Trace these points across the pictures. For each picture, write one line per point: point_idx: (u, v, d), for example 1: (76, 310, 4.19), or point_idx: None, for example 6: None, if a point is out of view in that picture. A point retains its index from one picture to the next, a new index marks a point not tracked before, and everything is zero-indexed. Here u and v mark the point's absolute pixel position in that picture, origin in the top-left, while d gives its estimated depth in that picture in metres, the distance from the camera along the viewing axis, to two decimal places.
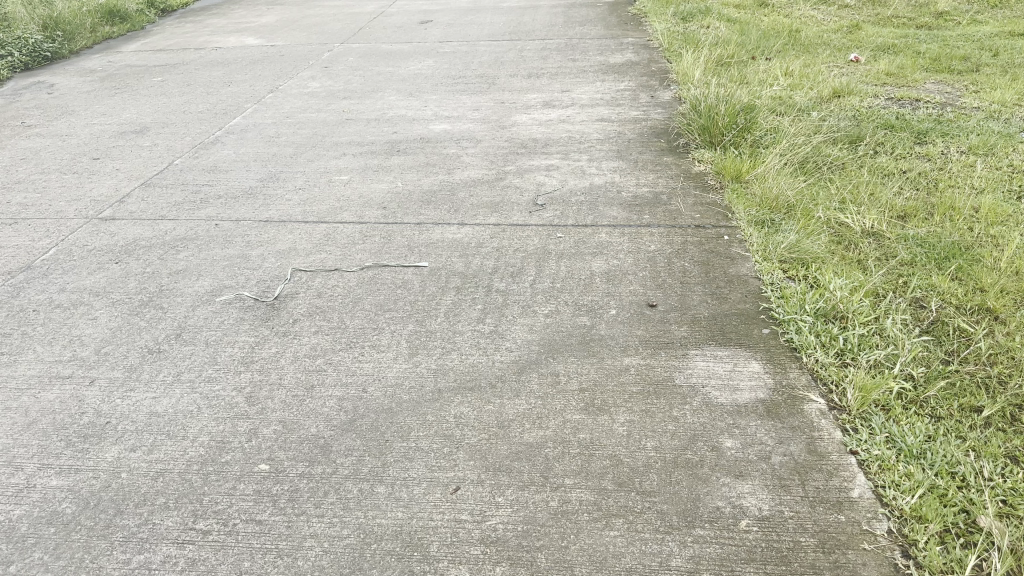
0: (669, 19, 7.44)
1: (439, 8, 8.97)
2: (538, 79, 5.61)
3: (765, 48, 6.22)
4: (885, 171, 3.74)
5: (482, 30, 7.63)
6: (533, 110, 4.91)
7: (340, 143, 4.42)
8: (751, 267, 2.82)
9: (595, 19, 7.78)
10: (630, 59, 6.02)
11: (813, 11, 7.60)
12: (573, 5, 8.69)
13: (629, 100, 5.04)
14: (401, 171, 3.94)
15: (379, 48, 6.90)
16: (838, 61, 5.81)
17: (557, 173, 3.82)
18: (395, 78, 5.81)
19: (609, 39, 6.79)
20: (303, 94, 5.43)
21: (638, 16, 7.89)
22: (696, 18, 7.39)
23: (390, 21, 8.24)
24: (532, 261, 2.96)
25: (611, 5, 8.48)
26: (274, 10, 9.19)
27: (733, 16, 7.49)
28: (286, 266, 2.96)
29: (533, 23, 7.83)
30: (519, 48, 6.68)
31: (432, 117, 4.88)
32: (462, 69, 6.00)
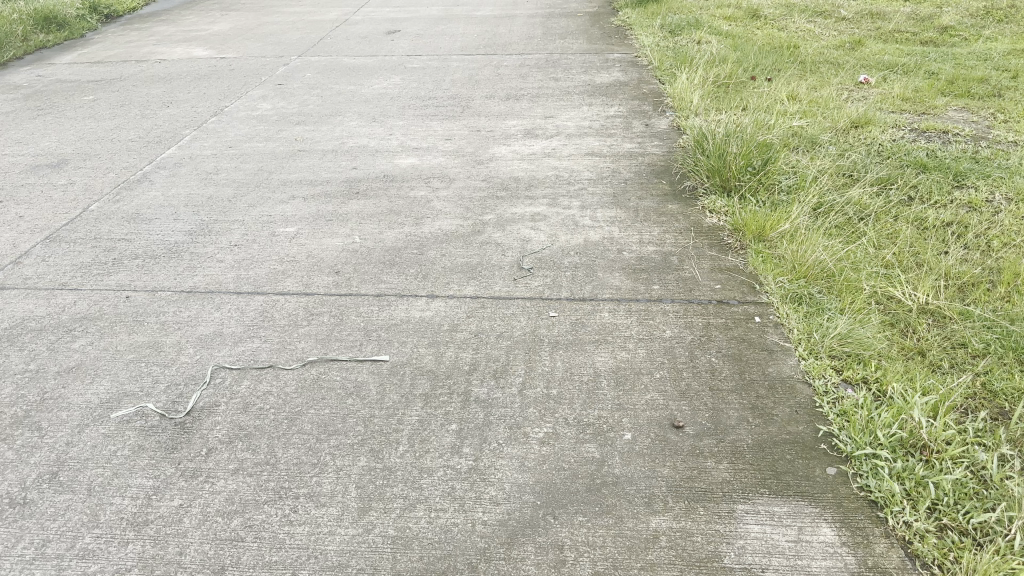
0: (656, 32, 6.90)
1: (408, 16, 8.34)
2: (517, 102, 5.03)
3: (765, 68, 5.71)
4: (927, 223, 3.21)
5: (454, 42, 7.02)
6: (512, 141, 4.32)
7: (288, 181, 3.78)
8: (794, 365, 2.27)
9: (577, 31, 7.21)
10: (618, 79, 5.47)
11: (810, 25, 7.11)
12: (552, 15, 8.10)
13: (621, 128, 4.47)
14: (359, 220, 3.33)
15: (341, 62, 6.28)
16: (846, 83, 5.30)
17: (544, 226, 3.25)
18: (357, 99, 5.19)
19: (593, 55, 6.23)
20: (252, 118, 4.79)
21: (622, 28, 7.35)
22: (686, 31, 6.86)
23: (354, 30, 7.60)
24: (520, 351, 2.37)
25: (592, 15, 7.92)
26: (228, 17, 8.49)
27: (723, 29, 6.96)
28: (206, 361, 2.34)
29: (509, 34, 7.25)
30: (494, 64, 6.09)
31: (398, 148, 4.28)
32: (432, 89, 5.39)
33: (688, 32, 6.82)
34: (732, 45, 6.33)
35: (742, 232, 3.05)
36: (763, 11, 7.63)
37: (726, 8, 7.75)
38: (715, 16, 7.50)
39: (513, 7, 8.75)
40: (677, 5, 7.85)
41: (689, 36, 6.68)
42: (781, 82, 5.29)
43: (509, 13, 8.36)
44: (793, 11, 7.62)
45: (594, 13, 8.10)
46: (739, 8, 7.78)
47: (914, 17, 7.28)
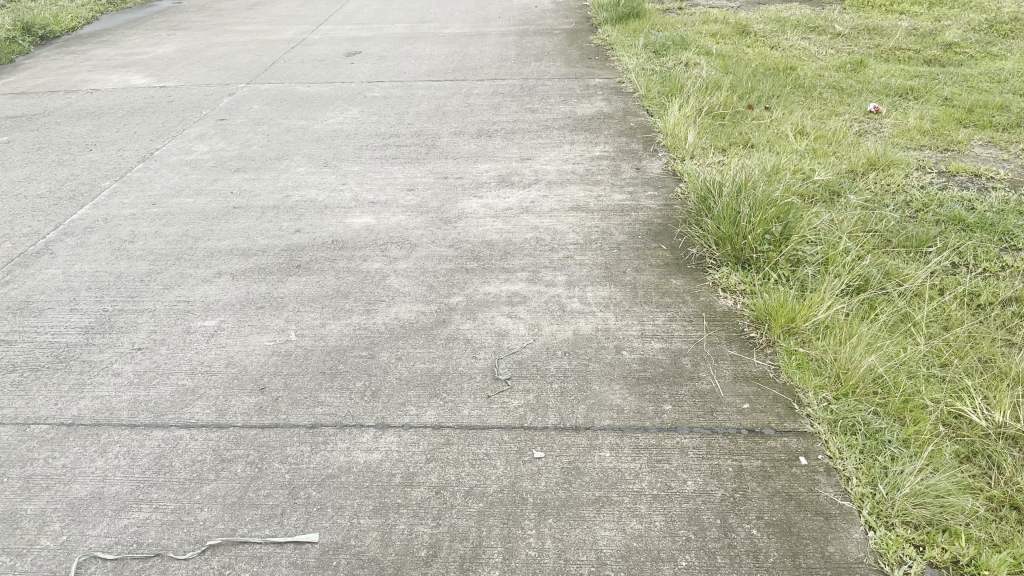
0: (641, 53, 6.39)
1: (370, 35, 7.75)
2: (488, 143, 4.47)
3: (762, 97, 5.21)
4: (984, 300, 2.66)
5: (420, 65, 6.45)
6: (483, 193, 3.76)
7: (215, 250, 3.18)
8: (862, 540, 1.70)
9: (553, 53, 6.66)
10: (601, 110, 5.00)
11: (804, 43, 6.63)
12: (526, 33, 7.55)
13: (607, 176, 3.92)
14: (297, 305, 2.74)
15: (294, 91, 5.72)
16: (854, 113, 4.81)
17: (523, 311, 2.67)
18: (307, 138, 4.60)
19: (570, 83, 5.68)
20: (185, 164, 4.19)
21: (603, 47, 6.82)
22: (672, 52, 6.35)
23: (310, 51, 7.00)
24: (496, 517, 1.79)
25: (569, 33, 7.40)
26: (175, 38, 7.84)
27: (710, 49, 6.46)
28: (72, 548, 1.77)
29: (479, 55, 6.70)
30: (463, 94, 5.52)
31: (351, 201, 3.68)
32: (393, 127, 4.81)
33: (676, 53, 6.30)
34: (723, 69, 5.83)
35: (767, 322, 2.50)
36: (752, 28, 7.15)
37: (711, 25, 7.26)
38: (702, 33, 7.00)
39: (484, 23, 8.19)
40: (659, 22, 7.34)
41: (676, 58, 6.17)
42: (781, 115, 4.80)
43: (479, 30, 7.79)
44: (784, 27, 7.15)
45: (570, 31, 7.56)
46: (726, 25, 7.29)
47: (913, 34, 6.84)
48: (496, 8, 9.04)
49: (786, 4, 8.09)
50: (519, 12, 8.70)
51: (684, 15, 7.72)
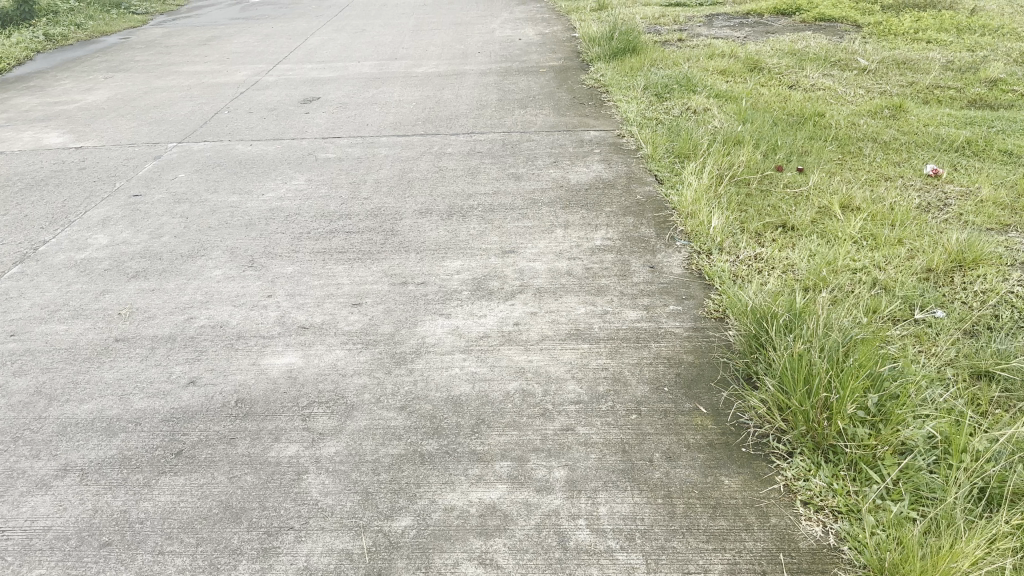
0: (642, 97, 5.57)
1: (333, 76, 6.89)
2: (459, 229, 3.59)
3: (792, 156, 4.37)
4: None
5: (385, 114, 5.58)
6: (450, 308, 2.87)
7: (71, 425, 2.31)
8: None
9: (539, 99, 5.82)
10: (600, 177, 4.16)
11: (827, 81, 5.82)
12: (509, 72, 6.73)
13: (614, 279, 3.03)
14: (162, 539, 1.85)
15: (232, 151, 4.85)
16: (909, 180, 3.98)
17: (503, 549, 1.76)
18: (235, 222, 3.72)
19: (559, 140, 4.82)
20: (70, 268, 3.31)
21: (596, 88, 6.00)
22: (678, 97, 5.54)
23: (261, 97, 6.13)
24: None
25: (558, 73, 6.58)
26: (112, 81, 6.95)
27: (722, 93, 5.66)
28: None
29: (455, 101, 5.85)
30: (432, 155, 4.66)
31: (275, 325, 2.78)
32: (345, 203, 3.92)
33: (683, 97, 5.49)
34: (740, 119, 5.01)
35: None
36: (765, 64, 6.35)
37: (718, 60, 6.47)
38: (709, 72, 6.20)
39: (461, 59, 7.35)
40: (659, 58, 6.55)
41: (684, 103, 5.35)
42: (821, 183, 3.96)
43: (455, 69, 6.96)
44: (801, 62, 6.35)
45: (558, 70, 6.74)
46: (735, 60, 6.50)
47: (950, 68, 6.06)
48: (475, 40, 8.21)
49: (797, 34, 7.32)
50: (501, 46, 7.89)
51: (686, 48, 6.93)
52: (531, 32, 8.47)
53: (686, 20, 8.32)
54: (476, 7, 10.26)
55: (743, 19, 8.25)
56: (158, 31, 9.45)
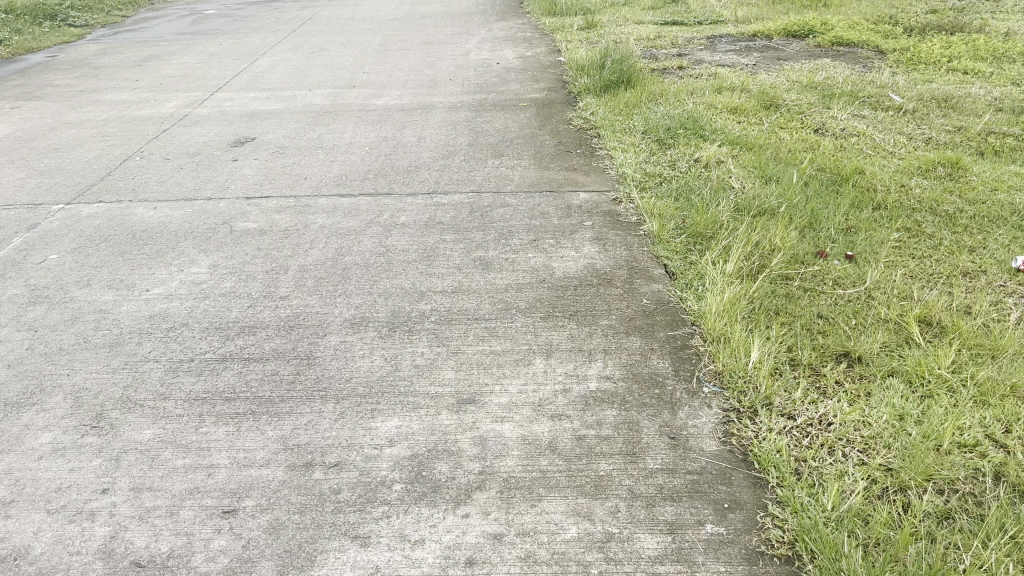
0: (643, 149, 4.69)
1: (277, 108, 5.93)
2: (400, 354, 2.62)
3: (836, 236, 3.48)
4: None
5: (329, 165, 4.63)
6: (369, 521, 1.89)
7: None
8: None
9: (516, 147, 4.89)
10: (593, 268, 3.22)
11: (860, 126, 4.94)
12: (483, 107, 5.86)
13: (618, 461, 2.06)
14: None
15: (127, 218, 3.89)
16: (997, 278, 3.08)
17: None
18: (96, 341, 2.76)
19: (538, 210, 3.88)
20: None
21: (585, 129, 5.21)
22: (684, 149, 4.65)
23: (186, 139, 5.17)
24: None
25: (539, 111, 5.72)
26: (16, 113, 5.94)
27: (735, 143, 4.79)
28: None
29: (416, 146, 4.94)
30: (379, 229, 3.71)
31: (95, 561, 1.83)
32: (251, 307, 2.96)
33: (691, 150, 4.61)
34: (763, 183, 4.13)
35: None
36: (782, 101, 5.47)
37: (726, 97, 5.60)
38: (718, 113, 5.32)
39: (428, 88, 6.42)
40: (658, 95, 5.67)
41: (692, 160, 4.47)
42: (882, 282, 3.06)
43: (420, 103, 6.02)
44: (823, 100, 5.47)
45: (540, 106, 5.83)
46: (747, 96, 5.63)
47: (1001, 108, 5.18)
48: (447, 64, 7.28)
49: (814, 62, 6.51)
50: (476, 71, 6.98)
51: (688, 80, 6.06)
52: (511, 55, 7.55)
53: (685, 43, 7.44)
54: (452, 23, 9.34)
55: (749, 41, 7.37)
56: (92, 48, 8.44)
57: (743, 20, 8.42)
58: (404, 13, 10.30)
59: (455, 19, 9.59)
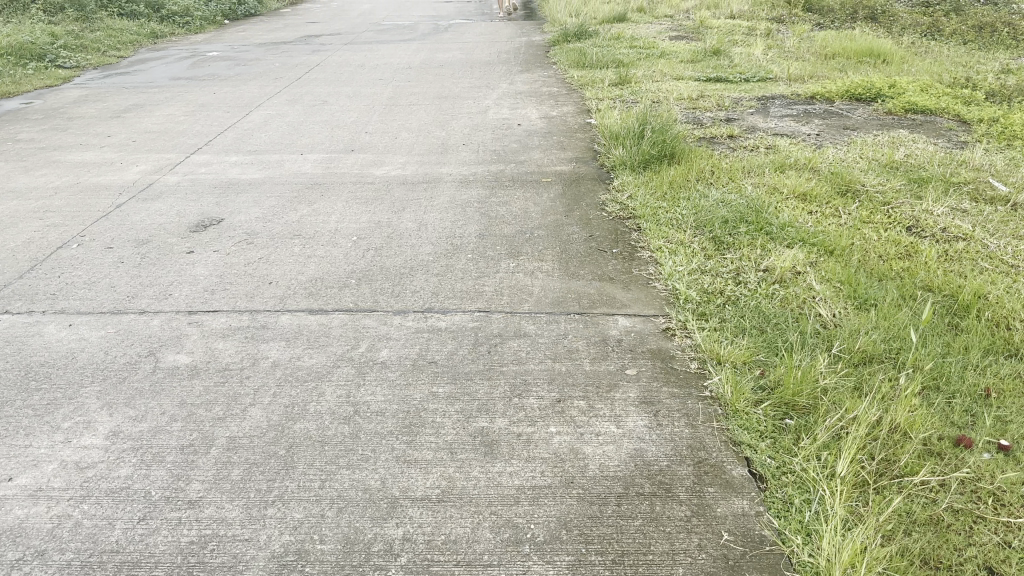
0: (696, 250, 3.79)
1: (258, 177, 5.09)
2: None
3: (977, 408, 2.55)
4: None
5: (305, 261, 3.75)
6: None
7: None
8: None
9: (537, 242, 3.98)
10: (642, 459, 2.27)
11: (964, 226, 4.05)
12: (499, 183, 4.99)
13: None
14: None
15: (28, 341, 3.04)
16: None
17: None
18: None
19: (564, 345, 2.94)
20: None
21: (622, 216, 4.32)
22: (749, 253, 3.76)
23: (140, 220, 4.33)
24: None
25: (566, 189, 4.83)
26: None
27: (811, 245, 3.90)
28: None
29: (414, 238, 4.06)
30: (350, 370, 2.77)
31: None
32: (143, 524, 2.07)
33: (757, 256, 3.72)
34: (857, 311, 3.23)
35: None
36: (860, 187, 4.59)
37: (792, 177, 4.73)
38: (784, 200, 4.44)
39: (437, 155, 5.57)
40: (710, 174, 4.80)
41: (761, 270, 3.57)
42: None
43: (425, 176, 5.17)
44: (909, 187, 4.60)
45: (567, 182, 4.95)
46: (816, 177, 4.77)
47: None
48: (462, 124, 6.46)
49: (889, 134, 5.64)
50: (494, 134, 6.15)
51: (744, 154, 5.21)
52: (534, 115, 6.71)
53: (733, 105, 6.62)
54: (471, 73, 8.56)
55: (808, 105, 6.51)
56: (73, 94, 7.68)
57: (797, 78, 7.58)
58: (420, 60, 9.54)
59: (475, 68, 8.82)
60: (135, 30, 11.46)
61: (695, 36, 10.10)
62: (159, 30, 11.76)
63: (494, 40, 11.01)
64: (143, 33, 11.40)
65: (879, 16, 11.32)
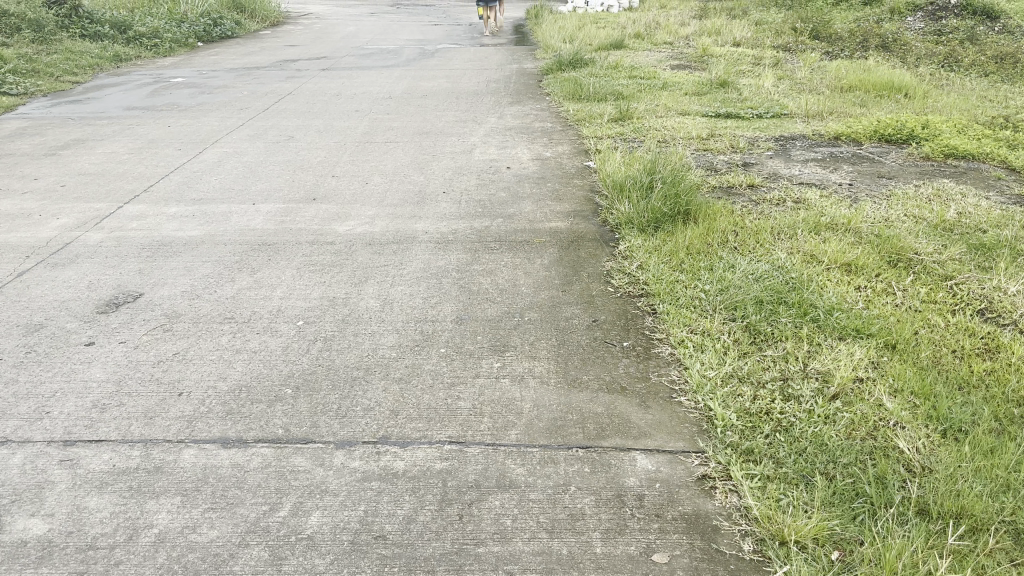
0: (727, 344, 3.03)
1: (197, 235, 4.32)
2: None
3: None
4: None
5: (231, 359, 2.96)
6: None
7: None
8: None
9: (528, 329, 3.20)
10: None
11: None
12: (482, 243, 4.22)
13: None
14: None
15: None
16: None
17: None
18: None
19: (565, 503, 2.15)
20: None
21: (633, 292, 3.55)
22: (795, 350, 3.00)
23: (41, 296, 3.54)
24: None
25: (563, 253, 4.06)
26: None
27: (869, 338, 3.15)
28: None
29: (375, 321, 3.28)
30: (262, 550, 1.99)
31: None
32: None
33: (805, 356, 2.97)
34: (948, 445, 2.47)
35: None
36: (914, 257, 3.86)
37: (831, 242, 4.00)
38: (826, 274, 3.70)
39: (412, 206, 4.81)
40: (733, 237, 4.05)
41: (814, 377, 2.81)
42: None
43: (396, 233, 4.39)
44: (972, 255, 3.87)
45: (564, 244, 4.18)
46: (860, 244, 4.04)
47: None
48: (443, 166, 5.71)
49: (933, 185, 4.92)
50: (478, 179, 5.40)
51: (770, 211, 4.47)
52: (525, 156, 5.97)
53: (748, 147, 5.90)
54: (456, 105, 7.84)
55: (833, 148, 5.81)
56: (11, 127, 6.90)
57: (815, 115, 6.89)
58: (402, 89, 8.81)
59: (461, 99, 8.08)
60: (97, 53, 10.68)
61: (698, 65, 9.44)
62: (123, 53, 10.99)
63: (482, 67, 10.30)
64: (105, 57, 10.63)
65: (891, 44, 10.71)
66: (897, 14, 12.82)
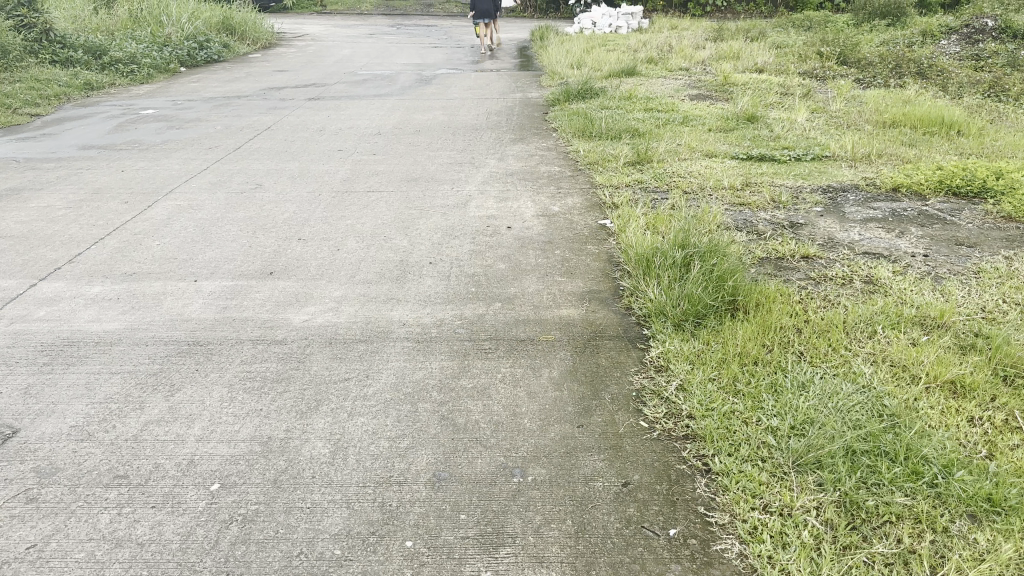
0: (817, 535, 2.13)
1: (115, 331, 3.45)
2: None
3: None
4: None
5: (104, 563, 2.08)
6: None
7: None
8: None
9: (533, 497, 2.29)
10: None
11: None
12: (473, 342, 3.31)
13: None
14: None
15: None
16: None
17: None
18: None
19: None
20: None
21: (676, 429, 2.64)
22: (917, 547, 2.09)
23: None
24: None
25: (579, 358, 3.15)
26: None
27: (1010, 515, 2.25)
28: None
29: (320, 483, 2.38)
30: None
31: None
32: None
33: (932, 558, 2.07)
34: None
35: None
36: None
37: (925, 349, 3.11)
38: (927, 401, 2.80)
39: (389, 283, 3.92)
40: (798, 341, 3.16)
41: None
42: None
43: (365, 324, 3.50)
44: None
45: (579, 344, 3.27)
46: (960, 351, 3.15)
47: None
48: (431, 225, 4.82)
49: None
50: (473, 244, 4.50)
51: (837, 296, 3.59)
52: (529, 211, 5.07)
53: (792, 200, 5.01)
54: (452, 143, 6.96)
55: (894, 204, 4.91)
56: None
57: (862, 158, 6.01)
58: (394, 122, 7.95)
59: (458, 136, 7.21)
60: (65, 81, 9.84)
61: (720, 95, 8.57)
62: (95, 80, 10.14)
63: (484, 96, 9.45)
64: (74, 86, 9.78)
65: (928, 70, 9.84)
66: (929, 36, 11.95)
